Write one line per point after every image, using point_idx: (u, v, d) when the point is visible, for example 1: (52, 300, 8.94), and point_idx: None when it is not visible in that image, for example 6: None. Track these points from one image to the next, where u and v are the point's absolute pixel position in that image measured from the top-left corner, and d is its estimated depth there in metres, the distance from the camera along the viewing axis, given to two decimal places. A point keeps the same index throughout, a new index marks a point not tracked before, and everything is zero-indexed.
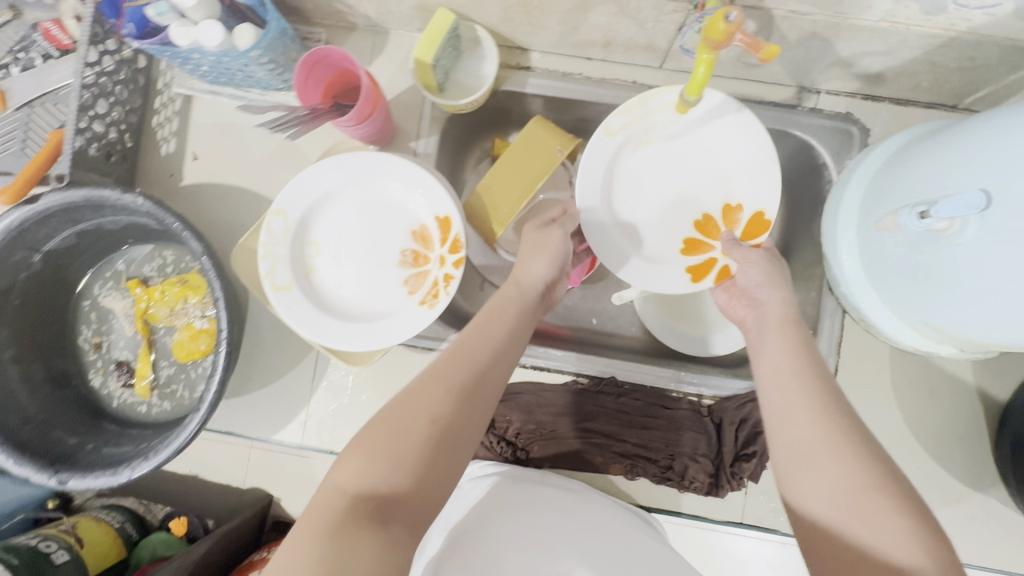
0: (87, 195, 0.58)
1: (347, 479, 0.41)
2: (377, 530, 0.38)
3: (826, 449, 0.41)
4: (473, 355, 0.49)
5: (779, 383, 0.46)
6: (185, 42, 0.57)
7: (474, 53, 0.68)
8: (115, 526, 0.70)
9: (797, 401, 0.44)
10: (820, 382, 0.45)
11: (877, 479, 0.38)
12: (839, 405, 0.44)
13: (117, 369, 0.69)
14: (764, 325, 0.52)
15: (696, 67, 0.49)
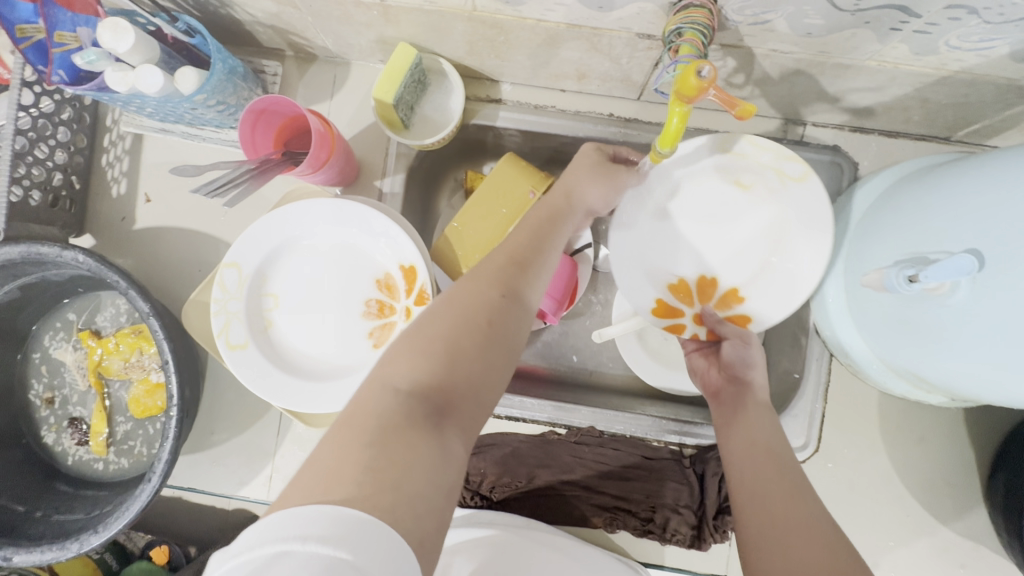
0: (24, 253, 0.55)
1: (397, 379, 0.37)
2: (431, 431, 0.34)
3: (804, 539, 0.41)
4: (524, 264, 0.47)
5: (753, 460, 0.48)
6: (121, 88, 0.52)
7: (441, 86, 0.64)
8: (95, 557, 0.71)
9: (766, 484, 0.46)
10: (788, 468, 0.47)
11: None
12: (806, 497, 0.45)
13: (70, 427, 0.66)
14: (738, 402, 0.55)
15: (669, 119, 0.46)
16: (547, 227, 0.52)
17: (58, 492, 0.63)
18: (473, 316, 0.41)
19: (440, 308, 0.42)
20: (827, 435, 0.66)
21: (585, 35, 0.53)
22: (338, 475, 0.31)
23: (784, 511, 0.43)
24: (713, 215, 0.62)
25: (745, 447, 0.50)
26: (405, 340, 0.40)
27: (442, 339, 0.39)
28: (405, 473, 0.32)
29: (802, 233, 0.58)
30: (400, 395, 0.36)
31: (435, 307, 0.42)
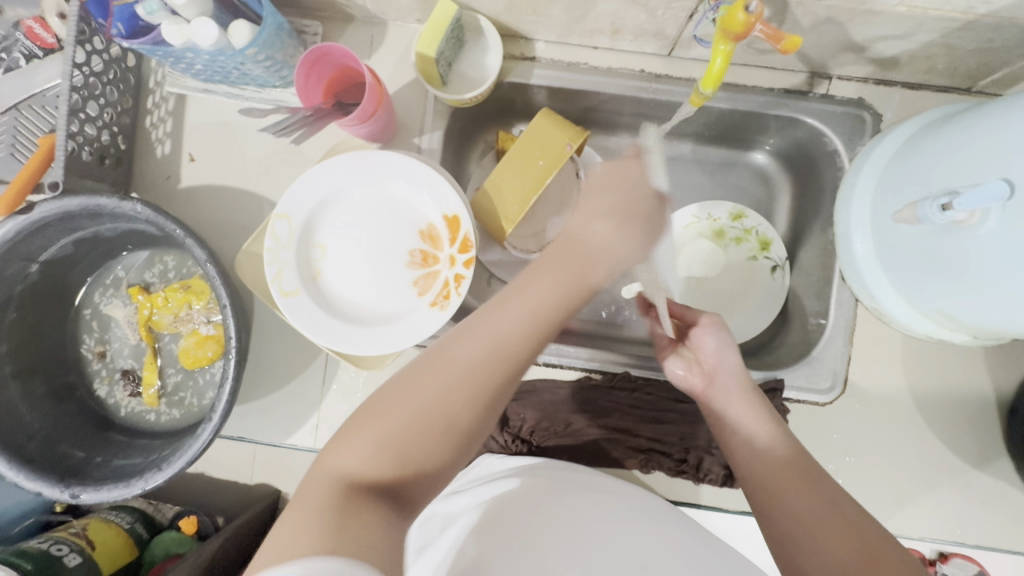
0: (83, 203, 0.57)
1: (344, 467, 0.37)
2: (386, 514, 0.35)
3: (831, 535, 0.43)
4: (498, 335, 0.42)
5: (763, 460, 0.49)
6: (177, 41, 0.54)
7: (477, 44, 0.66)
8: (124, 527, 0.71)
9: (791, 485, 0.46)
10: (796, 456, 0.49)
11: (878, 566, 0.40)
12: (821, 481, 0.47)
13: (123, 378, 0.68)
14: (727, 387, 0.55)
15: (712, 59, 0.48)
16: (559, 286, 0.44)
17: (114, 440, 0.66)
18: (433, 407, 0.39)
19: (402, 390, 0.40)
20: (853, 378, 0.68)
21: None
22: (295, 547, 0.32)
23: (808, 509, 0.44)
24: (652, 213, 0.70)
25: (764, 447, 0.50)
26: (365, 429, 0.39)
27: (402, 429, 0.38)
28: (363, 537, 0.33)
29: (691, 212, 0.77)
30: (342, 487, 0.36)
31: (395, 388, 0.41)
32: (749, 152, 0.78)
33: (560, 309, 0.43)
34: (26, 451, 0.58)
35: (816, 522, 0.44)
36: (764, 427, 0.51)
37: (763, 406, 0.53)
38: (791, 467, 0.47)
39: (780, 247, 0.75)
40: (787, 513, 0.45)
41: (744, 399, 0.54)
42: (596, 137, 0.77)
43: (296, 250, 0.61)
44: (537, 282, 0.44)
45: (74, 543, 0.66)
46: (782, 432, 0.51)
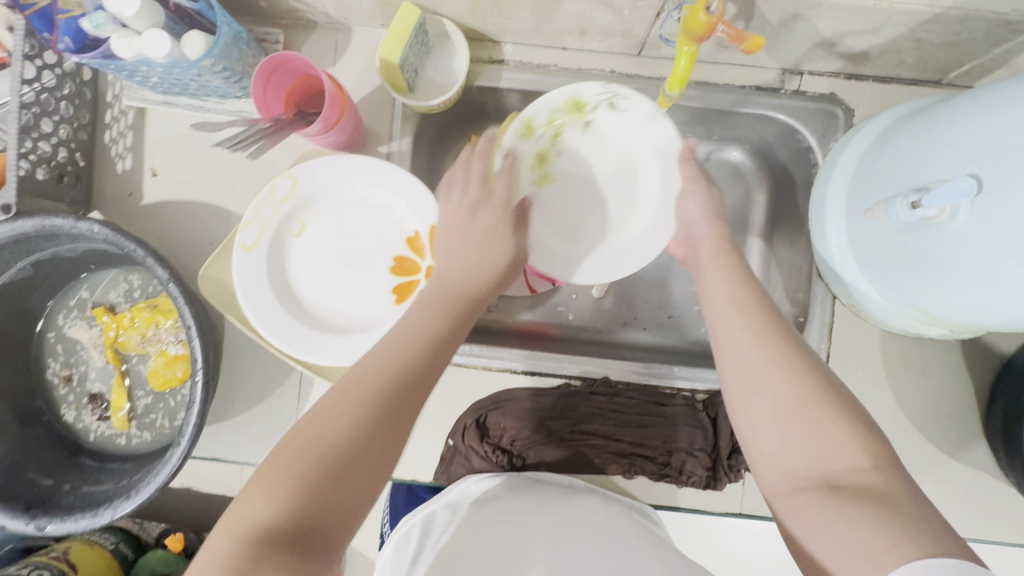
0: (38, 224, 0.54)
1: (304, 444, 0.39)
2: (327, 494, 0.37)
3: (766, 369, 0.46)
4: (382, 355, 0.45)
5: (718, 312, 0.52)
6: (128, 55, 0.52)
7: (444, 47, 0.65)
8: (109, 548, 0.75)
9: (756, 366, 0.47)
10: (756, 299, 0.51)
11: (815, 396, 0.44)
12: (775, 325, 0.49)
13: (90, 402, 0.66)
14: (698, 260, 0.57)
15: (677, 60, 0.47)
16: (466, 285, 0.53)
17: (84, 466, 0.64)
18: (383, 401, 0.42)
19: (361, 368, 0.44)
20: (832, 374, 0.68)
21: None
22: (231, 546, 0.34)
23: (759, 353, 0.47)
24: (320, 238, 0.61)
25: (738, 323, 0.50)
26: (336, 394, 0.42)
27: (349, 407, 0.41)
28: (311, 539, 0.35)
29: (392, 183, 0.60)
30: (298, 460, 0.38)
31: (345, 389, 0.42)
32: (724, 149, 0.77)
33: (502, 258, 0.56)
34: None
35: (776, 412, 0.45)
36: (731, 294, 0.52)
37: (741, 268, 0.54)
38: (760, 341, 0.48)
39: (587, 89, 0.58)
40: (742, 401, 0.47)
41: (714, 264, 0.55)
42: None
43: (266, 256, 0.58)
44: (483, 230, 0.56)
45: (55, 568, 0.68)
46: (761, 303, 0.51)
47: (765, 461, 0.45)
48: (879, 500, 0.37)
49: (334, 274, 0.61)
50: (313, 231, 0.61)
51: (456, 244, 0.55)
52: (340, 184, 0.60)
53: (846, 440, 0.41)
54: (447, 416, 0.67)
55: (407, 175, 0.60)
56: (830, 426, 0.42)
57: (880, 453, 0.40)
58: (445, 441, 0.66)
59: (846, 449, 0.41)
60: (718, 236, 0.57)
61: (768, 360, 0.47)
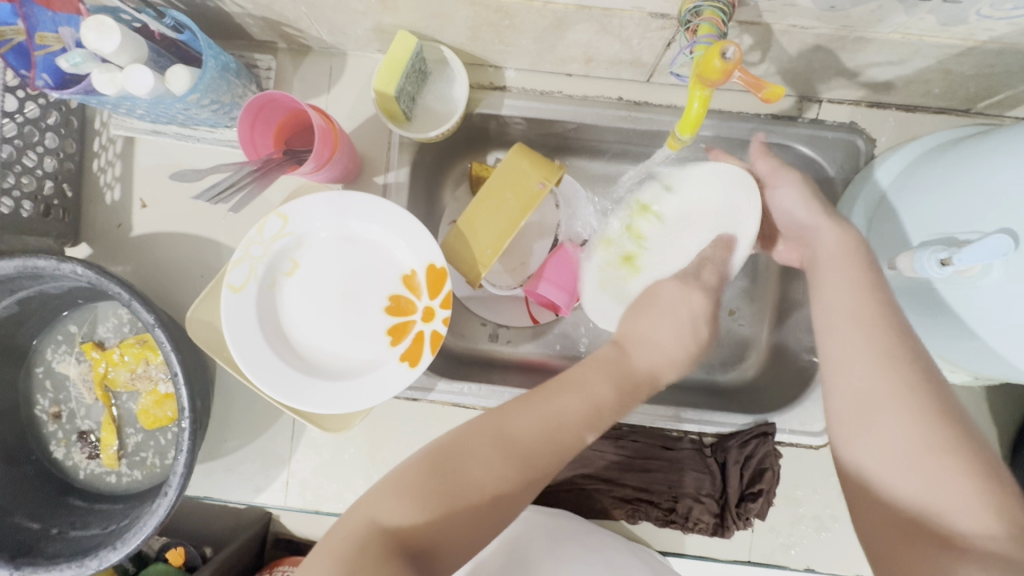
0: (20, 266, 0.53)
1: (386, 518, 0.42)
2: (407, 571, 0.39)
3: (890, 400, 0.43)
4: (547, 421, 0.48)
5: (837, 331, 0.47)
6: (111, 91, 0.50)
7: (442, 74, 0.62)
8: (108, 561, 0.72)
9: (878, 396, 0.43)
10: (885, 321, 0.46)
11: (945, 441, 0.40)
12: (906, 353, 0.45)
13: (80, 440, 0.65)
14: (818, 258, 0.54)
15: (689, 103, 0.44)
16: (600, 381, 0.53)
17: (73, 507, 0.63)
18: (503, 475, 0.45)
19: (471, 455, 0.45)
20: None
21: (595, 16, 0.50)
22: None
23: (881, 383, 0.43)
24: (313, 276, 0.58)
25: (859, 348, 0.46)
26: (458, 438, 0.47)
27: (438, 492, 0.43)
28: None
29: (388, 220, 0.57)
30: (380, 535, 0.41)
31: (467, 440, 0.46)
32: None
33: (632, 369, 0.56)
34: None
35: (887, 447, 0.42)
36: (857, 308, 0.48)
37: (871, 277, 0.49)
38: (883, 368, 0.44)
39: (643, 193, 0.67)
40: (851, 429, 0.44)
41: (835, 267, 0.51)
42: (574, 165, 0.73)
43: (255, 297, 0.56)
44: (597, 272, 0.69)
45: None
46: (892, 325, 0.46)
47: (866, 496, 0.42)
48: (1006, 570, 0.35)
49: (327, 314, 0.58)
50: (305, 270, 0.58)
51: (658, 326, 0.60)
52: (335, 221, 0.58)
53: (976, 498, 0.38)
54: None
55: (402, 212, 0.57)
56: (951, 479, 0.39)
57: (1012, 517, 0.38)
58: None
59: (969, 504, 0.38)
60: (846, 237, 0.53)
61: (891, 391, 0.43)
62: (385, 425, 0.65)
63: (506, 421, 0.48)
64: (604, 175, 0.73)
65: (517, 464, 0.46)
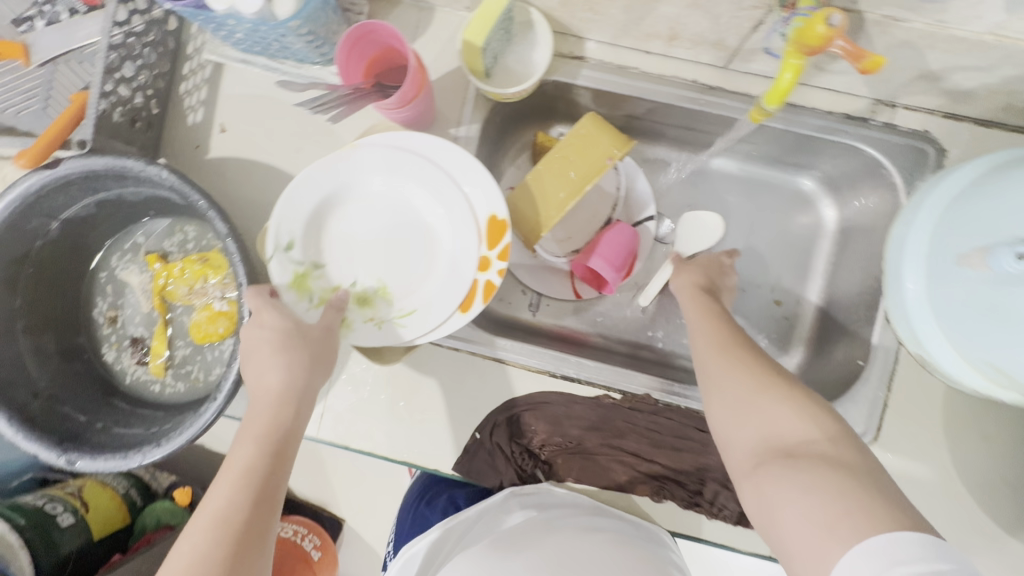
0: (109, 163, 0.55)
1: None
2: None
3: (750, 394, 0.47)
4: (241, 460, 0.46)
5: (698, 344, 0.54)
6: (220, 7, 0.53)
7: (526, 37, 0.63)
8: (121, 492, 0.80)
9: (742, 391, 0.47)
10: (737, 334, 0.53)
11: (789, 392, 0.46)
12: (745, 345, 0.52)
13: (132, 346, 0.67)
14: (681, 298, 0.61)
15: (782, 72, 0.46)
16: (263, 410, 0.48)
17: (117, 407, 0.64)
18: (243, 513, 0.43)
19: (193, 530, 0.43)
20: (890, 428, 0.64)
21: None
22: None
23: (732, 367, 0.49)
24: (367, 213, 0.60)
25: (729, 371, 0.49)
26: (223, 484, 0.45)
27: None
28: None
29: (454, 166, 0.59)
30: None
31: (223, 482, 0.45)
32: (797, 176, 0.75)
33: (303, 393, 0.50)
34: (28, 409, 0.57)
35: (760, 424, 0.45)
36: (715, 325, 0.54)
37: (720, 315, 0.56)
38: (737, 366, 0.49)
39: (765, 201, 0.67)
40: (716, 403, 0.49)
41: (696, 299, 0.59)
42: (638, 146, 0.75)
43: (306, 220, 0.59)
44: (281, 360, 0.50)
45: (69, 503, 0.73)
46: (742, 341, 0.52)
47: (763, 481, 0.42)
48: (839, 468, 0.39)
49: (371, 249, 0.60)
50: (358, 206, 0.60)
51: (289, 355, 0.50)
52: (401, 159, 0.59)
53: (807, 420, 0.43)
54: (481, 410, 0.65)
55: (470, 159, 0.58)
56: (798, 423, 0.43)
57: (832, 428, 0.43)
58: (472, 433, 0.64)
59: (807, 429, 0.43)
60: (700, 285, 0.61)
61: (753, 390, 0.47)
62: (423, 372, 0.65)
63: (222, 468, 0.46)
64: (664, 162, 0.76)
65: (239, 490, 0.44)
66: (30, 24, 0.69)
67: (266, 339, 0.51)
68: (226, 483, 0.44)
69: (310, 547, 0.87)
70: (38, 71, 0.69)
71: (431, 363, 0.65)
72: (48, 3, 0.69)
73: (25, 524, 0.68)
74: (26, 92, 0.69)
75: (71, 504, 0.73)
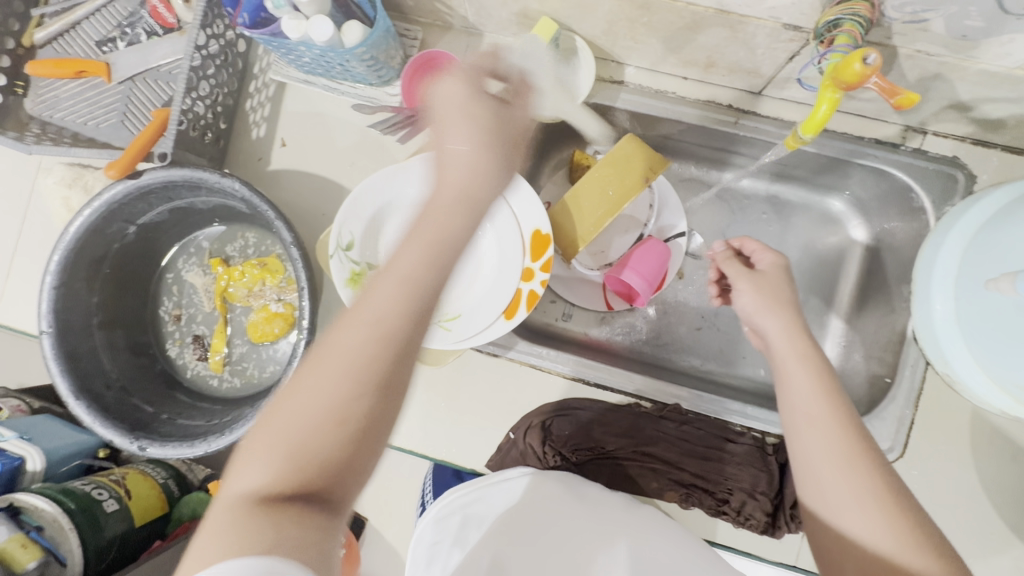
0: (187, 175, 0.60)
1: (249, 483, 0.35)
2: (304, 511, 0.34)
3: (886, 552, 0.43)
4: (380, 339, 0.37)
5: (818, 441, 0.48)
6: (294, 35, 0.57)
7: (569, 62, 0.67)
8: (160, 480, 0.75)
9: (875, 540, 0.44)
10: (859, 434, 0.48)
11: (922, 545, 0.43)
12: (873, 453, 0.47)
13: (193, 343, 0.72)
14: (777, 356, 0.54)
15: (817, 105, 0.50)
16: (412, 258, 0.39)
17: (179, 400, 0.70)
18: (379, 373, 0.37)
19: (310, 380, 0.37)
20: (916, 445, 0.65)
21: (730, 22, 0.55)
22: (226, 536, 0.32)
23: (862, 509, 0.45)
24: None
25: (860, 513, 0.45)
26: (354, 335, 0.37)
27: (291, 441, 0.36)
28: (299, 544, 0.32)
29: (504, 185, 0.62)
30: (251, 501, 0.34)
31: (361, 330, 0.37)
32: (826, 198, 0.77)
33: (451, 264, 0.40)
34: (103, 398, 0.62)
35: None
36: (822, 406, 0.49)
37: (831, 385, 0.51)
38: (869, 506, 0.45)
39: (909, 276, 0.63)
40: (837, 534, 0.46)
41: (796, 361, 0.52)
42: (672, 165, 0.78)
43: (363, 227, 0.62)
44: (482, 153, 0.42)
45: (115, 490, 0.70)
46: (865, 443, 0.48)
47: None
48: None
49: None
50: (412, 213, 0.64)
51: (458, 131, 0.43)
52: None
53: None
54: (516, 413, 0.68)
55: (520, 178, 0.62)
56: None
57: None
58: (507, 433, 0.68)
59: None
60: (793, 326, 0.54)
61: (886, 544, 0.44)
62: (462, 375, 0.69)
63: (344, 323, 0.38)
64: (696, 180, 0.79)
65: (352, 376, 0.37)
66: (112, 45, 0.75)
67: (473, 159, 0.42)
68: (354, 334, 0.37)
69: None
70: (117, 87, 0.75)
71: (471, 368, 0.69)
72: (129, 25, 0.75)
73: (74, 508, 0.64)
74: (105, 106, 0.75)
75: (116, 490, 0.70)
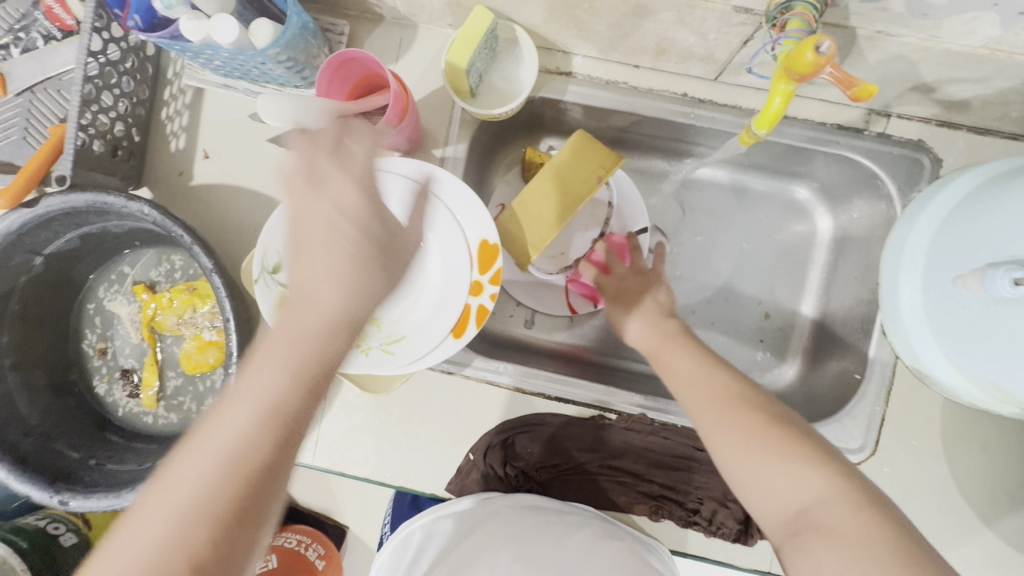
0: (90, 199, 0.54)
1: None
2: None
3: (755, 456, 0.46)
4: (241, 434, 0.37)
5: (682, 383, 0.53)
6: (196, 38, 0.51)
7: (511, 54, 0.62)
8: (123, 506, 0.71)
9: (745, 449, 0.46)
10: (711, 367, 0.53)
11: (780, 440, 0.46)
12: (722, 376, 0.52)
13: (122, 378, 0.67)
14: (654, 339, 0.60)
15: (771, 98, 0.46)
16: (284, 360, 0.39)
17: (110, 441, 0.64)
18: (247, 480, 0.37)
19: (132, 539, 0.35)
20: (888, 442, 0.63)
21: (677, 6, 0.50)
22: None
23: (725, 422, 0.48)
24: None
25: (728, 430, 0.48)
26: (220, 445, 0.37)
27: None
28: None
29: (443, 193, 0.58)
30: None
31: (218, 438, 0.37)
32: (791, 186, 0.74)
33: (349, 328, 0.42)
34: (19, 448, 0.56)
35: (772, 484, 0.44)
36: (686, 360, 0.54)
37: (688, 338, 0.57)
38: (733, 421, 0.48)
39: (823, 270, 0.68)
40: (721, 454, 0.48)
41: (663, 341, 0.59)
42: (629, 159, 0.74)
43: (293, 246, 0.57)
44: (348, 277, 0.42)
45: (71, 522, 0.66)
46: (721, 374, 0.52)
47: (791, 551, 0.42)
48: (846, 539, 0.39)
49: None
50: None
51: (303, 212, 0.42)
52: (388, 186, 0.58)
53: (812, 474, 0.43)
54: (475, 433, 0.64)
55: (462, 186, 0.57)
56: (804, 477, 0.43)
57: (837, 479, 0.43)
58: (466, 454, 0.64)
59: (817, 484, 0.43)
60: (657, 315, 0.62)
61: (759, 451, 0.46)
62: (416, 397, 0.65)
63: (216, 420, 0.38)
64: (656, 173, 0.75)
65: (220, 480, 0.36)
66: (5, 52, 0.67)
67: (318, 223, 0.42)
68: (209, 445, 0.37)
69: (314, 557, 0.67)
70: (15, 99, 0.67)
71: (426, 388, 0.64)
72: (22, 29, 0.67)
73: (26, 547, 0.61)
74: (3, 122, 0.67)
75: (75, 522, 0.66)
